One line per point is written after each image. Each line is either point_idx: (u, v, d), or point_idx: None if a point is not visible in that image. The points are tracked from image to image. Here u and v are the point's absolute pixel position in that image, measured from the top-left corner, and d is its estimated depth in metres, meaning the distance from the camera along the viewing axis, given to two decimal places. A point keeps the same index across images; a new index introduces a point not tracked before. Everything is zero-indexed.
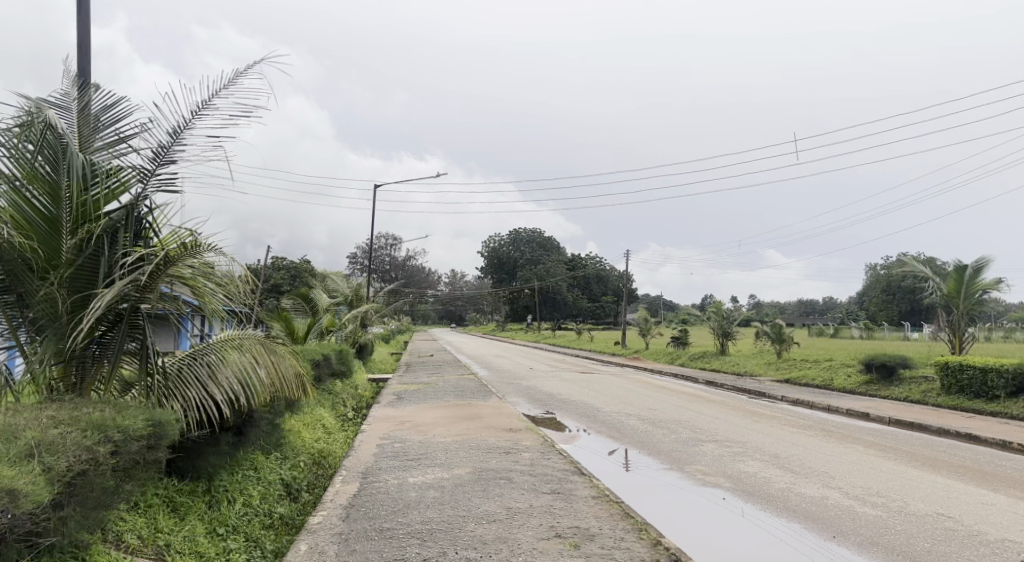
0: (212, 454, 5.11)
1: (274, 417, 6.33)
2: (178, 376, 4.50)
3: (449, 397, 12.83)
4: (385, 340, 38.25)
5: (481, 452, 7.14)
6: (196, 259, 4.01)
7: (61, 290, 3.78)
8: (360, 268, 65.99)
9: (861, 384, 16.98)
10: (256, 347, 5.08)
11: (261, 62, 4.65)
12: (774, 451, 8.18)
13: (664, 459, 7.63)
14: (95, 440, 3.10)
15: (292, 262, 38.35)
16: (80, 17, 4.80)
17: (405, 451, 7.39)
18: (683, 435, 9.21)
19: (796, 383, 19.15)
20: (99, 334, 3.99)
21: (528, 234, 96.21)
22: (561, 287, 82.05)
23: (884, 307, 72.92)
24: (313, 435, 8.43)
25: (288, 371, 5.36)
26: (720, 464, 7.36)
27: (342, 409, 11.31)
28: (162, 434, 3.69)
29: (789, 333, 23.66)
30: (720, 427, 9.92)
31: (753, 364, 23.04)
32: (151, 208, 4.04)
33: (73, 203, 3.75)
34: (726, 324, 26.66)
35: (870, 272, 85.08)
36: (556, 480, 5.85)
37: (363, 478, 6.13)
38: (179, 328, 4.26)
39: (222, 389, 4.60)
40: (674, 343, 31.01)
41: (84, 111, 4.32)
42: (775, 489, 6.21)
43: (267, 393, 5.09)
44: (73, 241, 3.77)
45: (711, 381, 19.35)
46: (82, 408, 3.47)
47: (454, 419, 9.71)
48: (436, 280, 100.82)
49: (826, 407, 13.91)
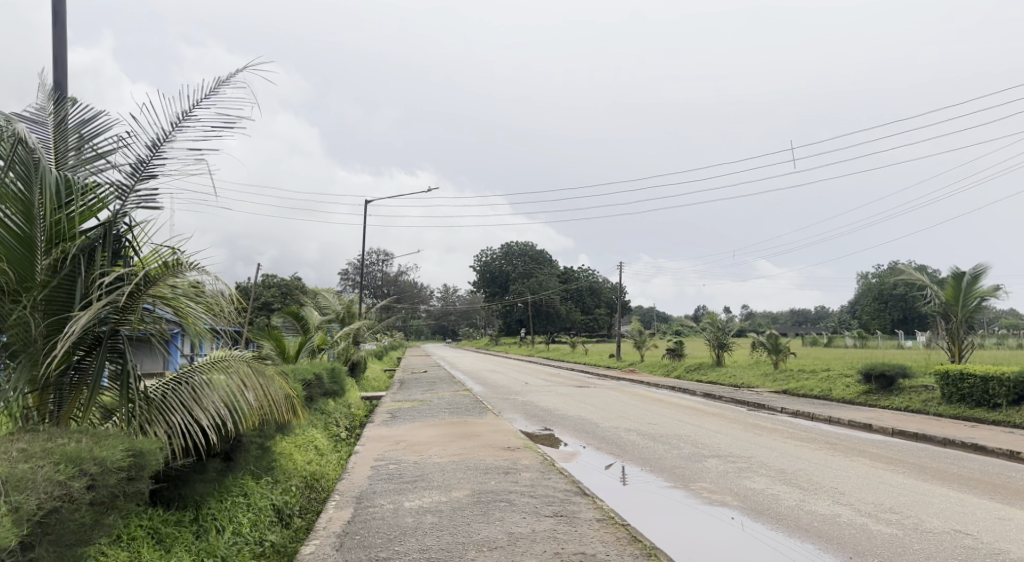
0: (199, 482, 4.87)
1: (264, 440, 6.09)
2: (162, 402, 4.28)
3: (444, 414, 12.58)
4: (377, 357, 37.91)
5: (480, 473, 6.92)
6: (179, 278, 3.84)
7: (35, 314, 3.56)
8: (352, 284, 65.66)
9: (861, 394, 16.86)
10: (244, 369, 4.87)
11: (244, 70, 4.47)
12: (779, 466, 8.00)
13: (667, 476, 7.43)
14: (69, 474, 2.87)
15: (282, 279, 37.99)
16: (58, 28, 4.62)
17: (400, 473, 7.15)
18: (685, 450, 9.01)
19: (794, 394, 19.00)
20: (77, 360, 3.79)
21: (520, 247, 96.19)
22: (554, 301, 81.91)
23: (877, 316, 73.11)
24: (305, 457, 8.16)
25: (277, 393, 5.14)
26: (725, 481, 7.17)
27: (334, 429, 11.04)
28: (145, 464, 3.45)
29: (786, 343, 23.58)
30: (722, 442, 9.73)
31: (751, 375, 22.91)
32: (131, 226, 3.85)
33: (48, 222, 3.55)
34: (722, 335, 26.54)
35: (861, 281, 85.52)
36: (559, 502, 5.63)
37: (358, 503, 5.89)
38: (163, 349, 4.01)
39: (208, 413, 4.38)
40: (669, 355, 30.86)
41: (61, 126, 4.15)
42: (784, 508, 6.02)
43: (255, 417, 4.86)
44: (48, 262, 3.57)
45: (709, 394, 19.18)
46: (57, 439, 3.23)
47: (450, 438, 9.47)
48: (429, 295, 100.49)
49: (827, 419, 13.76)
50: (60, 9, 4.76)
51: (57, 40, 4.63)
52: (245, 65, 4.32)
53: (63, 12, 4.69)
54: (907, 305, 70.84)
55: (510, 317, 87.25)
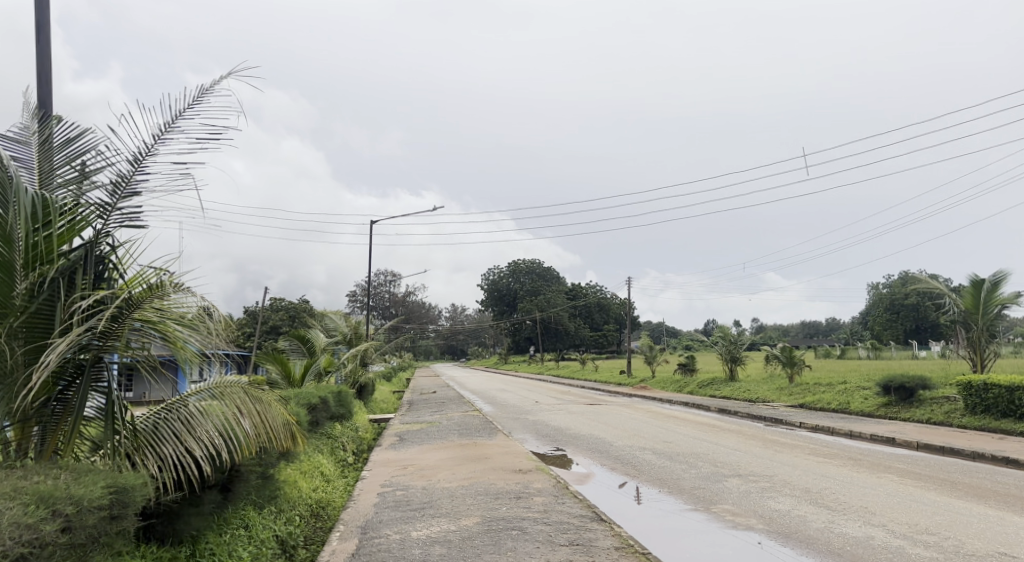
0: (195, 516, 4.61)
1: (266, 469, 5.84)
2: (152, 433, 4.05)
3: (453, 436, 12.28)
4: (386, 378, 37.62)
5: (490, 499, 6.62)
6: (163, 301, 3.63)
7: (13, 342, 3.35)
8: (359, 305, 65.55)
9: (880, 407, 16.46)
10: (239, 395, 4.61)
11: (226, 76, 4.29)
12: (804, 485, 7.69)
13: (687, 498, 7.11)
14: (39, 517, 2.63)
15: (289, 302, 37.82)
16: (42, 47, 4.48)
17: (407, 500, 6.87)
18: (703, 470, 8.68)
19: (811, 408, 18.60)
20: (60, 391, 3.58)
21: (527, 265, 96.13)
22: (562, 318, 81.49)
23: (889, 327, 72.22)
24: (310, 484, 7.90)
25: (276, 420, 4.87)
26: (748, 502, 6.85)
27: (341, 453, 10.78)
28: (129, 501, 3.20)
29: (800, 356, 23.17)
30: (741, 460, 9.39)
31: (766, 390, 22.47)
32: (114, 246, 3.66)
33: (26, 244, 3.35)
34: (735, 349, 26.13)
35: (872, 292, 84.80)
36: (574, 529, 5.34)
37: (362, 534, 5.61)
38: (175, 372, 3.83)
39: (202, 444, 4.14)
40: (681, 370, 30.46)
41: (47, 144, 3.96)
42: (813, 531, 5.73)
43: (252, 446, 4.60)
44: (25, 286, 3.35)
45: (724, 409, 18.77)
46: (31, 476, 2.99)
47: (459, 461, 9.19)
48: (437, 315, 100.22)
49: (847, 433, 13.37)
50: (45, 26, 4.63)
51: (42, 58, 4.49)
52: (232, 72, 4.15)
53: (47, 30, 4.56)
54: (920, 315, 70.14)
55: (519, 335, 86.88)
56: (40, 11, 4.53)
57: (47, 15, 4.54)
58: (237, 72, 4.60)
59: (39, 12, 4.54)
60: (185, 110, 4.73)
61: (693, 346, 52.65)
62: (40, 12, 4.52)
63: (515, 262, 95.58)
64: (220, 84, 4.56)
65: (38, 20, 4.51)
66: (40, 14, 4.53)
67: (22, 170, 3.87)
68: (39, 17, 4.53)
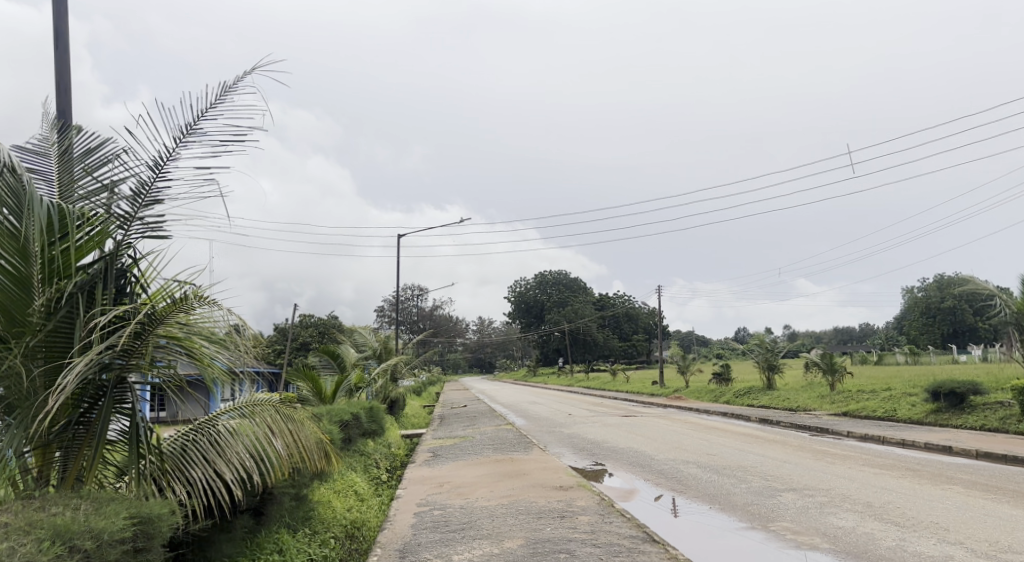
0: (227, 542, 4.39)
1: (299, 489, 5.60)
2: (180, 456, 3.82)
3: (488, 451, 11.97)
4: (416, 393, 37.44)
5: (532, 518, 6.29)
6: (187, 315, 3.42)
7: (30, 362, 3.15)
8: (387, 320, 65.81)
9: (929, 413, 15.72)
10: (269, 413, 4.36)
11: (247, 73, 4.06)
12: (865, 499, 7.22)
13: (740, 515, 6.70)
14: (54, 555, 2.39)
15: (318, 318, 37.92)
16: (61, 57, 4.34)
17: (446, 520, 6.56)
18: (754, 484, 8.23)
19: (855, 416, 17.91)
20: (82, 413, 3.38)
21: (553, 276, 95.88)
22: (591, 328, 80.76)
23: (926, 331, 70.03)
24: (344, 504, 7.65)
25: (307, 438, 4.62)
26: (808, 519, 6.42)
27: (375, 471, 10.55)
28: (154, 532, 2.96)
29: (841, 363, 22.38)
30: (794, 473, 8.88)
31: (806, 398, 21.75)
32: (136, 258, 3.44)
33: (44, 259, 3.15)
34: (772, 357, 25.37)
35: (908, 295, 82.44)
36: (626, 551, 4.99)
37: (401, 558, 5.33)
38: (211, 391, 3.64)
39: (232, 466, 3.91)
40: (716, 380, 29.72)
41: (66, 156, 3.80)
42: (884, 549, 5.31)
43: (285, 468, 4.35)
44: (43, 302, 3.15)
45: (765, 419, 18.15)
46: (51, 507, 2.76)
47: (497, 478, 8.88)
48: (464, 329, 100.10)
49: (899, 442, 12.73)
50: (64, 32, 4.49)
51: (59, 66, 4.35)
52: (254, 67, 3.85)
53: (66, 36, 4.42)
54: (958, 319, 68.06)
55: (547, 347, 86.39)
56: (58, 18, 4.38)
57: (64, 21, 4.40)
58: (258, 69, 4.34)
59: (57, 19, 4.40)
60: (206, 110, 4.50)
61: (725, 354, 51.75)
62: (58, 20, 4.38)
63: (542, 273, 95.34)
64: (239, 82, 4.34)
65: (56, 26, 4.37)
66: (58, 21, 4.38)
67: (40, 182, 3.73)
68: (57, 23, 4.39)
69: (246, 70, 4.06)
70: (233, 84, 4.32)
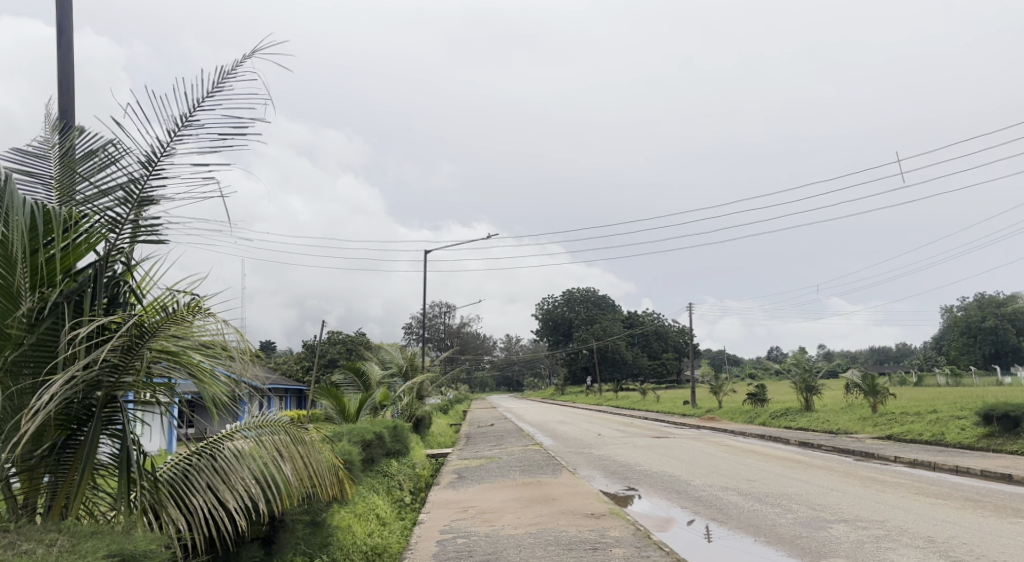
0: None
1: (313, 515, 5.25)
2: (181, 483, 3.51)
3: (515, 473, 11.53)
4: (443, 411, 37.08)
5: (563, 550, 5.84)
6: (185, 328, 3.14)
7: (14, 379, 2.91)
8: (416, 337, 65.60)
9: (981, 438, 14.84)
10: (279, 436, 4.01)
11: (245, 53, 3.81)
12: (925, 533, 6.66)
13: (788, 548, 6.19)
14: None
15: (347, 335, 37.95)
16: (65, 56, 4.18)
17: (470, 550, 6.17)
18: (802, 515, 7.67)
19: (900, 440, 17.05)
20: (71, 432, 3.10)
21: (581, 294, 95.15)
22: (619, 346, 79.65)
23: (965, 352, 67.60)
24: (365, 529, 7.30)
25: (320, 461, 4.24)
26: (864, 554, 5.90)
27: (398, 492, 10.23)
28: None
29: (883, 385, 21.37)
30: (843, 503, 8.29)
31: (846, 421, 20.82)
32: (129, 265, 3.20)
33: (29, 266, 2.88)
34: (810, 378, 24.42)
35: (946, 314, 79.67)
36: None
37: None
38: (235, 413, 3.41)
39: (236, 495, 3.58)
40: (751, 401, 28.74)
41: (64, 157, 3.56)
42: None
43: (294, 497, 3.98)
44: (26, 312, 2.90)
45: (804, 442, 17.37)
46: (19, 544, 2.44)
47: (526, 503, 8.46)
48: (492, 347, 99.61)
49: (952, 468, 11.97)
50: (69, 27, 4.34)
51: (64, 66, 4.22)
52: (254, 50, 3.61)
53: (71, 35, 4.28)
54: (1000, 339, 65.54)
55: (575, 365, 85.51)
56: (61, 14, 4.23)
57: (67, 17, 4.26)
58: (261, 53, 4.09)
59: (60, 15, 4.26)
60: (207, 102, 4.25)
61: (757, 373, 50.67)
62: (61, 16, 4.23)
63: (570, 291, 94.83)
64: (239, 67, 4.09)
65: (60, 24, 4.23)
66: (62, 18, 4.24)
67: (37, 185, 3.50)
68: (62, 21, 4.25)
69: (244, 51, 3.82)
70: (232, 71, 4.05)
